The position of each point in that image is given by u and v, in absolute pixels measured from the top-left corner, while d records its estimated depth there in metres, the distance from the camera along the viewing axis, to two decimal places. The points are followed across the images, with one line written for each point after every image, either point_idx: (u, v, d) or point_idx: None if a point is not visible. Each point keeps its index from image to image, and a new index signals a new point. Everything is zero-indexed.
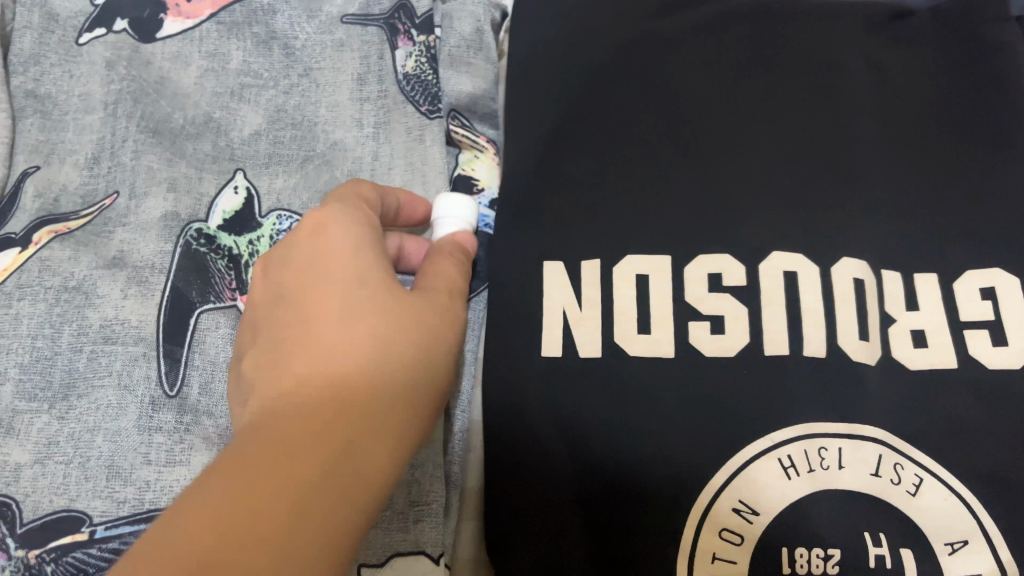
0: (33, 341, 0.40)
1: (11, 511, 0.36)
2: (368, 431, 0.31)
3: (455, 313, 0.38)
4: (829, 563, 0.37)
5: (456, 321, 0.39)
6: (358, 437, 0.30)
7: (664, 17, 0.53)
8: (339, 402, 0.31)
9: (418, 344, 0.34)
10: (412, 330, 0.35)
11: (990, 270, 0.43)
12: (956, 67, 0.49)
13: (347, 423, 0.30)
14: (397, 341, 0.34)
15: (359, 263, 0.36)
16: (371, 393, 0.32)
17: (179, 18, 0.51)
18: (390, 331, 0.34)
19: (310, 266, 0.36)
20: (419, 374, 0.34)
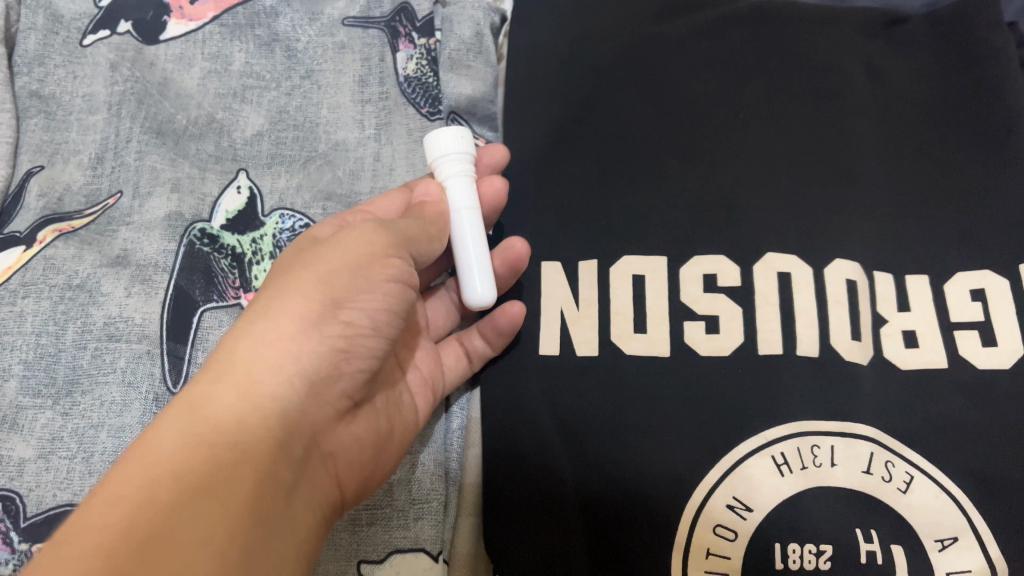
0: (37, 338, 0.40)
1: (16, 505, 0.37)
2: (238, 382, 0.31)
3: (363, 251, 0.35)
4: (821, 558, 0.38)
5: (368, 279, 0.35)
6: (230, 386, 0.31)
7: (663, 22, 0.53)
8: (215, 359, 0.32)
9: (297, 287, 0.34)
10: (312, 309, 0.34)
11: (980, 272, 0.44)
12: (949, 73, 0.50)
13: (221, 376, 0.31)
14: (275, 292, 0.34)
15: (286, 265, 0.37)
16: (242, 344, 0.32)
17: (182, 20, 0.52)
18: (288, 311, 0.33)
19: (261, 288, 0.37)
20: (293, 314, 0.33)
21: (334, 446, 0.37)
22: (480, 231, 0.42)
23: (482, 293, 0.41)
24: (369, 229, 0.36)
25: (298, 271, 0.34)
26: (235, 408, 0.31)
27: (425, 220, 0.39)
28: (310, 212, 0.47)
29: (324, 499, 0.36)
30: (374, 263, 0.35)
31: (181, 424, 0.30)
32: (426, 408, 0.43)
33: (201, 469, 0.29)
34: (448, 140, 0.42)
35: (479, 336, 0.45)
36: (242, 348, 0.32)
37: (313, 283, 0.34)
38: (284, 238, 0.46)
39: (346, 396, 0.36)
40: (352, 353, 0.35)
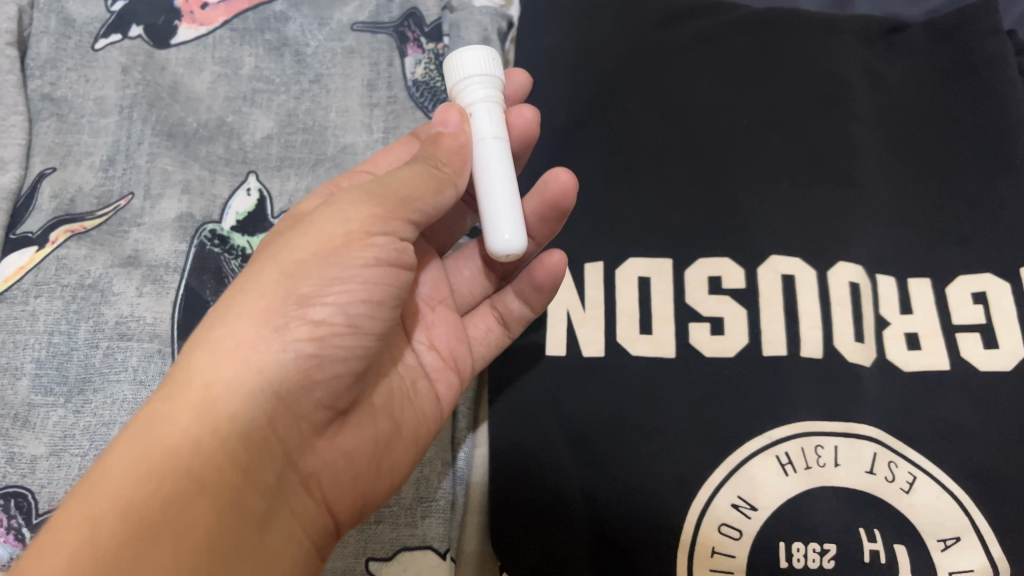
0: (49, 336, 0.41)
1: (28, 501, 0.37)
2: (196, 400, 0.30)
3: (336, 233, 0.31)
4: (825, 557, 0.38)
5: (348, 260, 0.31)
6: (186, 406, 0.30)
7: (667, 28, 0.54)
8: (174, 377, 0.31)
9: (259, 289, 0.31)
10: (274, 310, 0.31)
11: (981, 275, 0.44)
12: (950, 79, 0.51)
13: (177, 396, 0.30)
14: (236, 296, 0.32)
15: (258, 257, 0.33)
16: (199, 357, 0.31)
17: (193, 25, 0.53)
18: (251, 316, 0.31)
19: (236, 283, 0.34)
20: (253, 321, 0.31)
21: (317, 466, 0.34)
22: (508, 167, 0.36)
23: (509, 237, 0.33)
24: (346, 201, 0.32)
25: (262, 269, 0.32)
26: (192, 431, 0.30)
27: (434, 161, 0.34)
28: None
29: (311, 522, 0.35)
30: (354, 243, 0.31)
31: (133, 449, 0.29)
32: (449, 390, 0.41)
33: (152, 498, 0.28)
34: (472, 63, 0.36)
35: (514, 297, 0.44)
36: (201, 363, 0.31)
37: (276, 282, 0.31)
38: None
39: (324, 408, 0.33)
40: (327, 358, 0.32)
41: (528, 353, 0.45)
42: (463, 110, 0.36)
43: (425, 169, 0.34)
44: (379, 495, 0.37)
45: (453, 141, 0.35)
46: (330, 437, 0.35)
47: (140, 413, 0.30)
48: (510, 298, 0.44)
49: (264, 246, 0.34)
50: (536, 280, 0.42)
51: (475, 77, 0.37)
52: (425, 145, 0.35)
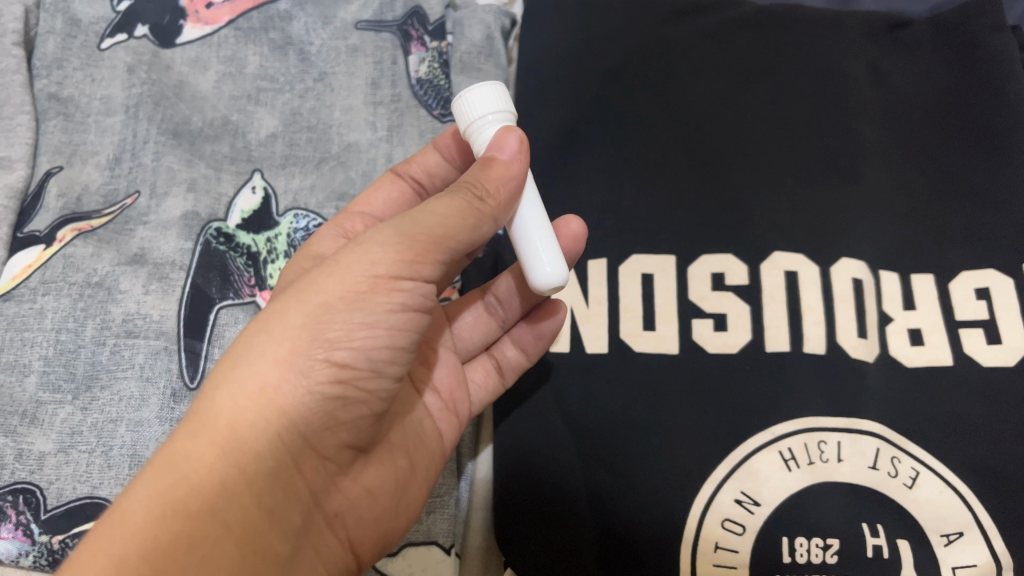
0: (57, 334, 0.41)
1: (36, 498, 0.38)
2: (221, 440, 0.29)
3: (363, 276, 0.31)
4: (829, 552, 0.39)
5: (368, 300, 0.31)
6: (212, 445, 0.29)
7: (669, 25, 0.54)
8: (195, 410, 0.30)
9: (285, 327, 0.31)
10: (298, 352, 0.30)
11: (985, 271, 0.44)
12: (953, 75, 0.51)
13: (200, 432, 0.30)
14: (260, 331, 0.31)
15: (282, 294, 0.32)
16: (222, 396, 0.30)
17: (198, 24, 0.53)
18: (274, 358, 0.30)
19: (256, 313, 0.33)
20: (280, 360, 0.30)
21: (340, 505, 0.35)
22: (536, 199, 0.36)
23: (557, 267, 0.34)
24: (380, 237, 0.32)
25: (285, 305, 0.31)
26: (217, 471, 0.29)
27: (477, 187, 0.33)
28: (323, 211, 0.48)
29: (334, 561, 0.35)
30: (382, 287, 0.31)
31: (156, 484, 0.29)
32: (451, 432, 0.41)
33: (178, 538, 0.28)
34: (483, 99, 0.35)
35: (513, 346, 0.44)
36: (224, 400, 0.30)
37: (303, 324, 0.31)
38: (298, 237, 0.47)
39: (346, 446, 0.34)
40: (351, 403, 0.32)
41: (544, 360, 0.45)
42: (518, 132, 0.35)
43: (461, 201, 0.33)
44: (401, 529, 0.38)
45: (497, 164, 0.33)
46: (353, 475, 0.35)
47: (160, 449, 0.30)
48: (509, 348, 0.44)
49: (287, 285, 0.33)
50: (540, 328, 0.43)
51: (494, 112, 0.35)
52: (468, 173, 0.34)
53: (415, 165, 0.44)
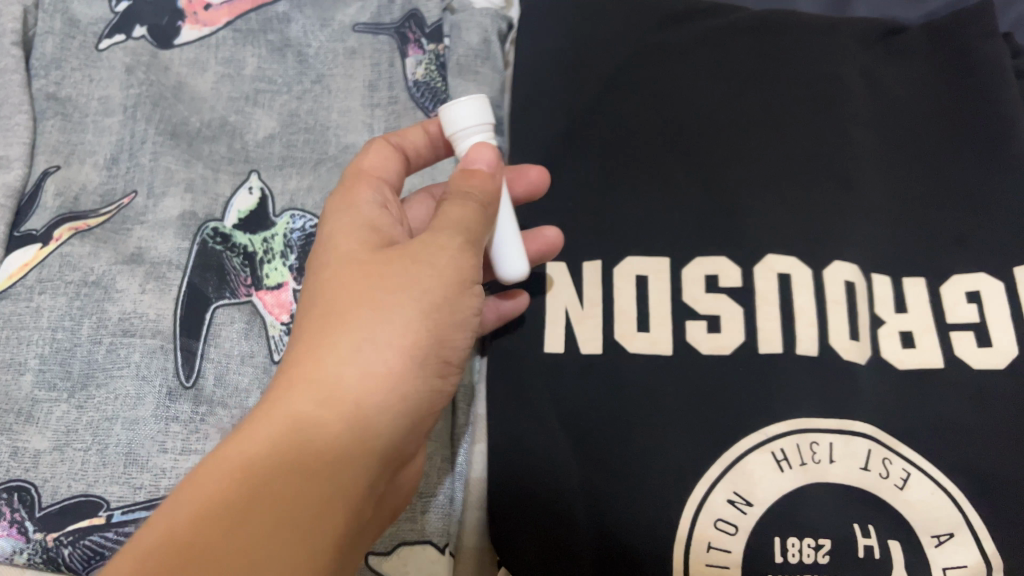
0: (53, 332, 0.41)
1: (31, 495, 0.38)
2: (347, 421, 0.30)
3: (456, 272, 0.34)
4: (820, 552, 0.39)
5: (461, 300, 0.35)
6: (338, 425, 0.30)
7: (666, 30, 0.55)
8: (309, 379, 0.31)
9: (404, 311, 0.32)
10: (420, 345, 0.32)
11: (976, 275, 0.45)
12: (945, 80, 0.51)
13: (325, 400, 0.30)
14: (376, 309, 0.32)
15: (395, 275, 0.33)
16: (344, 378, 0.31)
17: (196, 26, 0.53)
18: (399, 347, 0.32)
19: (350, 287, 0.33)
20: (403, 350, 0.32)
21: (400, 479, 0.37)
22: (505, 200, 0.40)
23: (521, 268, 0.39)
24: (453, 237, 0.34)
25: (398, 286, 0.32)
26: (342, 451, 0.30)
27: (473, 195, 0.36)
28: (320, 212, 0.48)
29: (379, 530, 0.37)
30: (457, 282, 0.34)
31: (279, 452, 0.30)
32: None
33: (307, 510, 0.29)
34: (464, 113, 0.37)
35: None
36: (349, 383, 0.31)
37: (417, 311, 0.32)
38: (295, 238, 0.47)
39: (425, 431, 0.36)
40: (440, 392, 0.35)
41: (538, 361, 0.45)
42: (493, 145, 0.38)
43: (462, 207, 0.36)
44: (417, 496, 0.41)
45: (488, 180, 0.37)
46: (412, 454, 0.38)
47: (273, 424, 0.30)
48: None
49: (385, 265, 0.34)
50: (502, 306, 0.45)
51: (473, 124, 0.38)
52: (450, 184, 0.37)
53: (406, 140, 0.43)
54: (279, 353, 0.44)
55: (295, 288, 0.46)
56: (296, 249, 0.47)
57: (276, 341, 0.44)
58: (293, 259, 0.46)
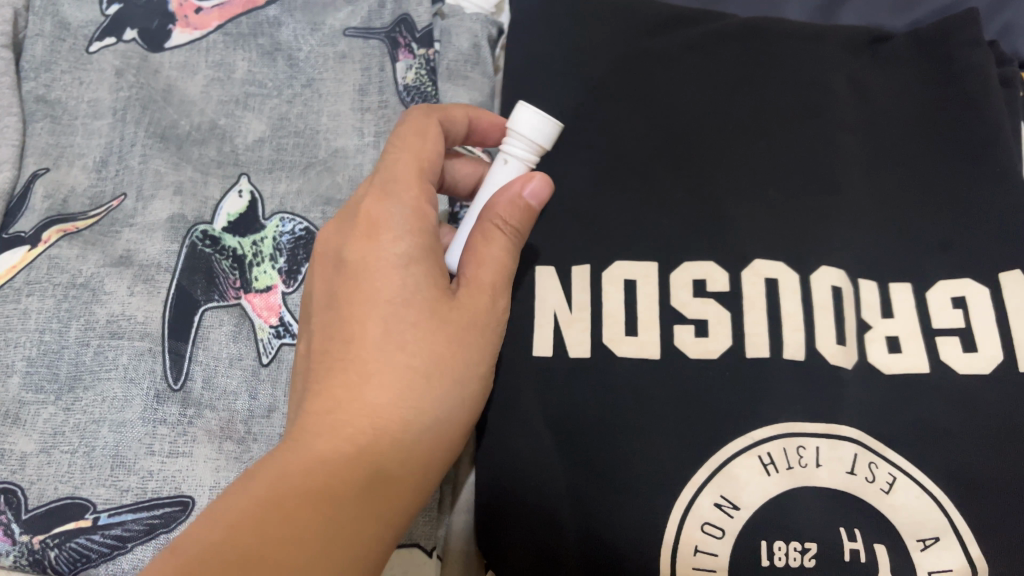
0: (40, 334, 0.41)
1: (17, 497, 0.38)
2: (420, 464, 0.35)
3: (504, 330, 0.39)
4: (806, 556, 0.39)
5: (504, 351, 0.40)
6: (415, 466, 0.34)
7: (655, 36, 0.55)
8: (391, 430, 0.34)
9: (473, 379, 0.37)
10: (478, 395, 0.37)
11: (961, 281, 0.45)
12: (930, 88, 0.52)
13: (405, 451, 0.34)
14: (453, 372, 0.36)
15: (468, 331, 0.37)
16: (423, 424, 0.35)
17: (186, 29, 0.54)
18: (465, 398, 0.36)
19: (426, 332, 0.36)
20: (468, 401, 0.37)
21: None
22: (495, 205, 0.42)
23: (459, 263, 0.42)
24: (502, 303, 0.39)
25: (470, 352, 0.37)
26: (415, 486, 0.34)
27: (518, 232, 0.40)
28: (309, 216, 0.48)
29: None
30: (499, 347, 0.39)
31: (360, 493, 0.32)
32: None
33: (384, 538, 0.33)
34: (537, 126, 0.40)
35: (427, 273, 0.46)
36: (427, 431, 0.35)
37: (480, 381, 0.37)
38: (285, 241, 0.47)
39: None
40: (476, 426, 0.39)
41: (527, 364, 0.45)
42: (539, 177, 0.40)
43: (505, 241, 0.39)
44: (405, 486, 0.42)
45: (531, 216, 0.40)
46: None
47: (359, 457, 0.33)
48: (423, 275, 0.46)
49: (455, 317, 0.36)
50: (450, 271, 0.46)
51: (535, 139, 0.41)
52: (495, 201, 0.39)
53: (453, 126, 0.43)
54: (267, 355, 0.44)
55: (284, 291, 0.46)
56: (285, 252, 0.47)
57: (264, 344, 0.44)
58: (282, 262, 0.47)
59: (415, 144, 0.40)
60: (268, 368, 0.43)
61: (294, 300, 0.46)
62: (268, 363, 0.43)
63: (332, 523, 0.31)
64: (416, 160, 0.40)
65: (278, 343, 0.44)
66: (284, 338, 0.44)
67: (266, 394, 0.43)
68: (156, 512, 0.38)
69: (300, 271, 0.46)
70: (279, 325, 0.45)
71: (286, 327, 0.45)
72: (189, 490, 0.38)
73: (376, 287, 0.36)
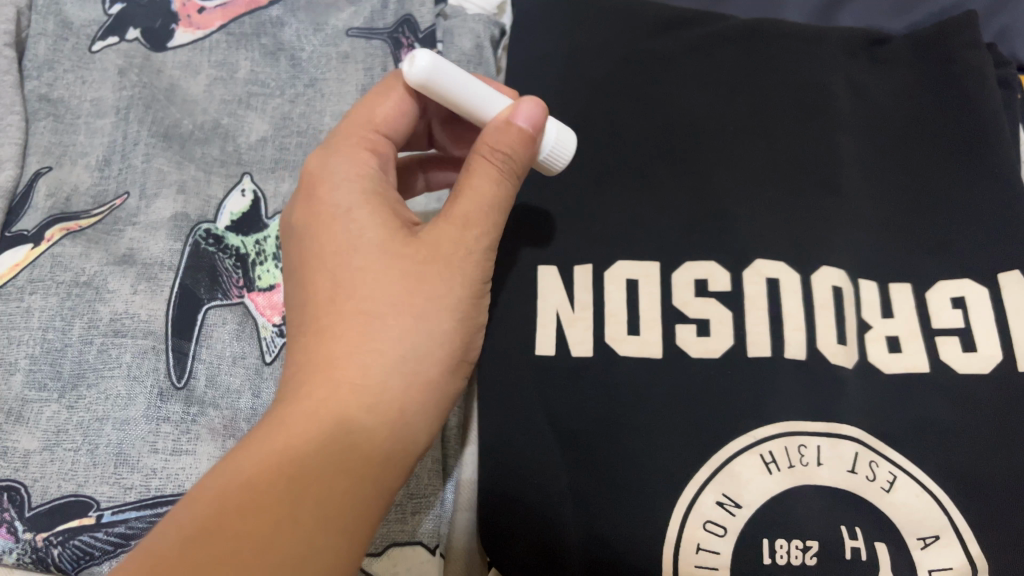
0: (44, 332, 0.41)
1: (21, 495, 0.38)
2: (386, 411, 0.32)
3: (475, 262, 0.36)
4: (807, 554, 0.39)
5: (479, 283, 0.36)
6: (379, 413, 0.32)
7: (656, 38, 0.55)
8: (347, 378, 0.32)
9: (442, 316, 0.34)
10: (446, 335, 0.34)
11: (961, 281, 0.46)
12: (929, 90, 0.52)
13: (365, 395, 0.32)
14: (415, 310, 0.34)
15: (426, 269, 0.35)
16: (383, 364, 0.33)
17: (189, 29, 0.54)
18: (428, 339, 0.34)
19: (378, 274, 0.34)
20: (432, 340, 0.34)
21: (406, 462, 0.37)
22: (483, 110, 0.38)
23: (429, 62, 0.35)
24: (481, 236, 0.36)
25: (435, 289, 0.34)
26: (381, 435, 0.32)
27: (512, 160, 0.38)
28: None
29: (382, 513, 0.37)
30: (480, 288, 0.36)
31: (325, 448, 0.31)
32: None
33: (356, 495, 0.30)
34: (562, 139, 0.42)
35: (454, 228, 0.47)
36: (387, 372, 0.33)
37: (453, 319, 0.34)
38: None
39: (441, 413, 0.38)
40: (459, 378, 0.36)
41: (530, 362, 0.45)
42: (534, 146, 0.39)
43: (494, 170, 0.37)
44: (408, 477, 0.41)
45: (528, 141, 0.38)
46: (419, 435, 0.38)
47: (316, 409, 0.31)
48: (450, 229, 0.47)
49: (411, 254, 0.35)
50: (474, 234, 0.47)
51: (556, 147, 0.41)
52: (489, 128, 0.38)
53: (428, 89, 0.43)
54: (271, 354, 0.44)
55: None
56: None
57: (267, 343, 0.44)
58: None
59: (368, 103, 0.40)
60: (271, 367, 0.43)
61: None
62: (271, 362, 0.43)
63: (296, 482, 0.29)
64: (368, 120, 0.40)
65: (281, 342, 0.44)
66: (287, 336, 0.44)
67: (270, 393, 0.43)
68: (160, 510, 0.38)
69: None
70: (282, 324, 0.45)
71: None
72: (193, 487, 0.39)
73: (326, 245, 0.35)
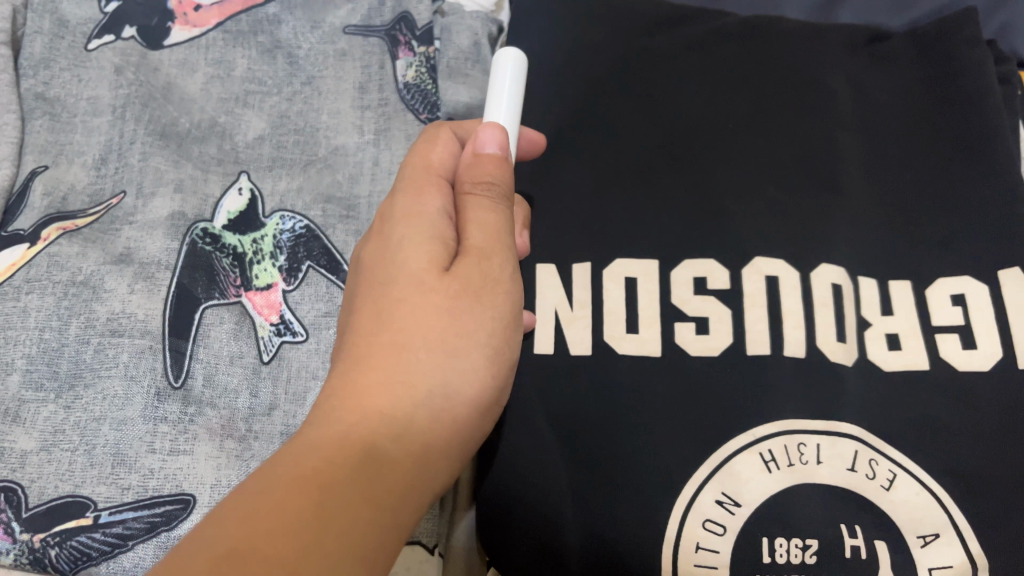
0: (41, 332, 0.41)
1: (18, 496, 0.37)
2: (415, 450, 0.31)
3: (507, 300, 0.35)
4: (807, 552, 0.39)
5: (512, 323, 0.35)
6: (408, 452, 0.31)
7: (655, 35, 0.55)
8: (382, 408, 0.31)
9: (473, 350, 0.33)
10: (480, 377, 0.34)
11: (961, 278, 0.45)
12: (929, 86, 0.52)
13: (397, 433, 0.31)
14: (450, 344, 0.33)
15: (461, 301, 0.33)
16: (418, 400, 0.32)
17: (186, 27, 0.53)
18: (462, 378, 0.33)
19: (420, 304, 0.33)
20: (464, 380, 0.33)
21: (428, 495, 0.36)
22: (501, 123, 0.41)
23: (507, 57, 0.42)
24: (505, 265, 0.36)
25: (467, 321, 0.33)
26: (407, 472, 0.31)
27: (498, 187, 0.38)
28: (310, 213, 0.48)
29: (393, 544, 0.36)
30: (511, 328, 0.35)
31: (352, 479, 0.29)
32: None
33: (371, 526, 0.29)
34: None
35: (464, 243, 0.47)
36: (421, 411, 0.32)
37: (484, 359, 0.34)
38: (285, 239, 0.47)
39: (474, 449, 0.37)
40: (486, 421, 0.35)
41: (528, 361, 0.45)
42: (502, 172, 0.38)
43: (487, 197, 0.37)
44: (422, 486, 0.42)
45: (504, 163, 0.38)
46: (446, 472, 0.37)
47: (350, 440, 0.30)
48: None
49: (448, 285, 0.34)
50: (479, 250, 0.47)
51: None
52: (469, 159, 0.38)
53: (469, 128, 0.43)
54: (268, 353, 0.44)
55: (284, 289, 0.46)
56: (285, 251, 0.47)
57: (265, 342, 0.44)
58: (282, 260, 0.46)
59: (424, 147, 0.40)
60: (269, 366, 0.43)
61: (294, 297, 0.45)
62: (268, 361, 0.43)
63: (318, 507, 0.28)
64: (424, 157, 0.40)
65: (279, 341, 0.44)
66: (285, 336, 0.44)
67: (268, 392, 0.42)
68: (158, 510, 0.38)
69: (301, 269, 0.46)
70: (280, 323, 0.45)
71: (287, 325, 0.45)
72: (191, 488, 0.38)
73: (378, 271, 0.35)
